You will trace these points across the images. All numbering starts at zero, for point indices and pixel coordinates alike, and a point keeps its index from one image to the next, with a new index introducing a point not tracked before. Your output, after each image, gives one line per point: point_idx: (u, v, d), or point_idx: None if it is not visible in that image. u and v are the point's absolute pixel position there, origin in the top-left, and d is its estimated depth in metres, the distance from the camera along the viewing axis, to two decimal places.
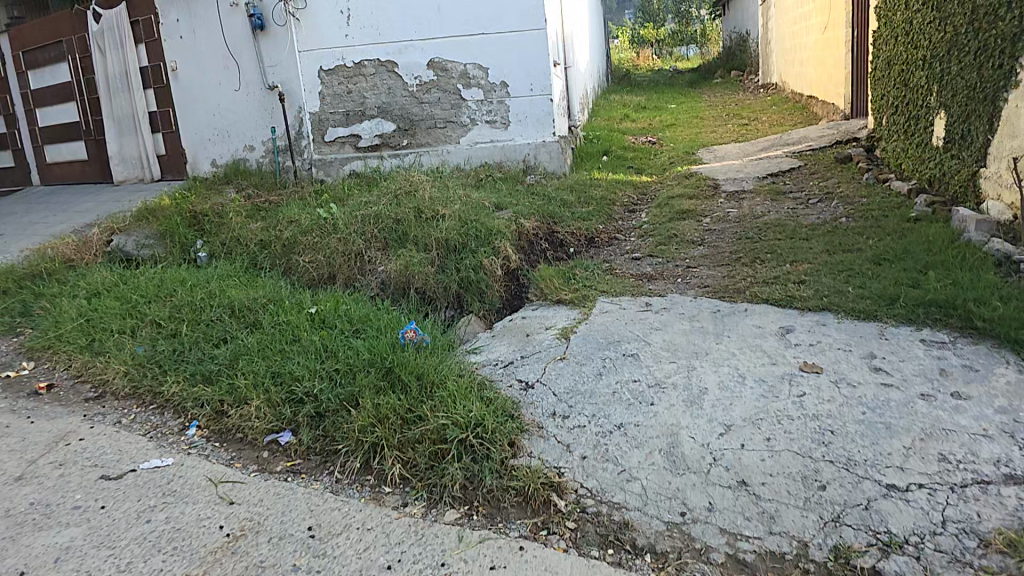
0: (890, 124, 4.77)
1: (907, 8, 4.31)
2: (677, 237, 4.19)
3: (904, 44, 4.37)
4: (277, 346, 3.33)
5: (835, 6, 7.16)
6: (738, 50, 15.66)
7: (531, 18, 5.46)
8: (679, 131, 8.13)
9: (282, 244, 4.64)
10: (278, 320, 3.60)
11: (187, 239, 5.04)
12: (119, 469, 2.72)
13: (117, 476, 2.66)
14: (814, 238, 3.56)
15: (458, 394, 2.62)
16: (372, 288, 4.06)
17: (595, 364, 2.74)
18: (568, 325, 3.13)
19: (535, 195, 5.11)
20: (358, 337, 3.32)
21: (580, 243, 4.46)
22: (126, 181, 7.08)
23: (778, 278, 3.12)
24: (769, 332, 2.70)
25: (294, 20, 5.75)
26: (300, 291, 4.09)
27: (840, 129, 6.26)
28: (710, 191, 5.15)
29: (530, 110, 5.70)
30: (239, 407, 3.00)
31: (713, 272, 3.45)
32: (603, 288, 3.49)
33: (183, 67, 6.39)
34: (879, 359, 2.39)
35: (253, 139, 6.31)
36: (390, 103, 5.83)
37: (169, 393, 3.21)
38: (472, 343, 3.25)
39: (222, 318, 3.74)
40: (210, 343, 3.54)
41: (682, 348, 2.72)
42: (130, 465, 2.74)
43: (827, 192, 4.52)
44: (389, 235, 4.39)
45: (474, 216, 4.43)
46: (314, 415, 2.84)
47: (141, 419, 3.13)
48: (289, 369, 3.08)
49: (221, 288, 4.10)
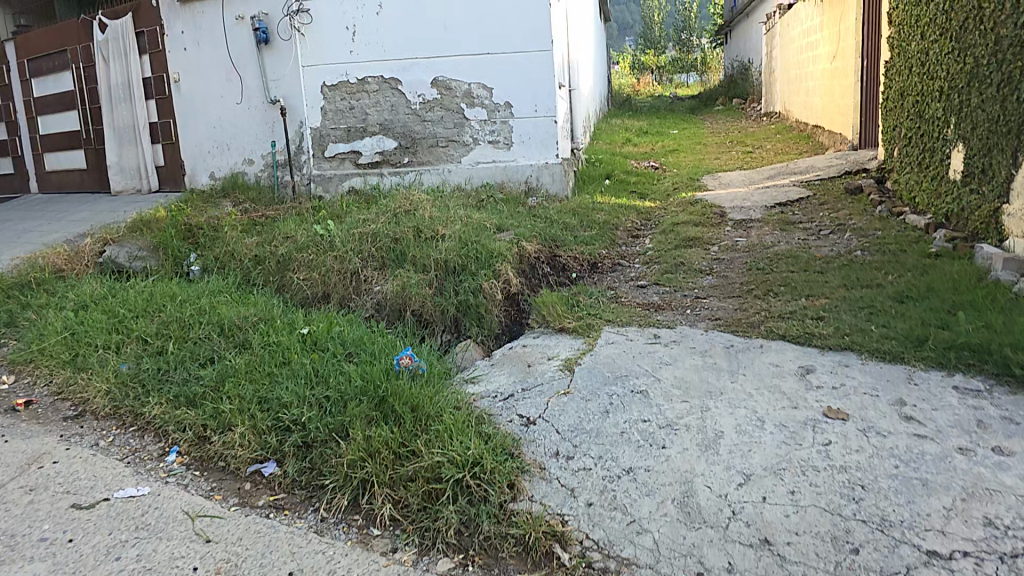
0: (904, 156, 4.67)
1: (922, 38, 4.23)
2: (683, 266, 4.04)
3: (919, 74, 4.28)
4: (265, 368, 3.14)
5: (844, 37, 7.13)
6: (739, 79, 15.75)
7: (539, 39, 5.39)
8: (683, 157, 8.05)
9: (277, 260, 4.48)
10: (268, 341, 3.42)
11: (181, 253, 4.88)
12: (92, 497, 2.52)
13: (89, 506, 2.46)
14: (830, 271, 3.41)
15: (454, 428, 2.43)
16: (367, 310, 3.90)
17: (602, 400, 2.56)
18: (572, 355, 2.96)
19: (537, 218, 4.98)
20: (350, 361, 3.14)
21: (583, 268, 4.31)
22: (124, 191, 6.96)
23: (794, 312, 2.97)
24: (788, 371, 2.53)
25: (299, 34, 5.68)
26: (293, 310, 3.92)
27: (849, 160, 6.18)
28: (717, 219, 5.01)
29: (533, 132, 5.59)
30: (222, 434, 2.81)
31: (724, 304, 3.29)
32: (608, 316, 3.33)
33: (185, 77, 6.31)
34: (910, 407, 2.22)
35: (252, 152, 6.19)
36: (392, 120, 5.73)
37: (151, 415, 3.02)
38: (469, 371, 3.06)
39: (210, 336, 3.55)
40: (197, 363, 3.35)
41: (695, 385, 2.55)
42: (104, 494, 2.54)
43: (840, 224, 4.39)
44: (387, 254, 4.24)
45: (474, 237, 4.29)
46: (301, 445, 2.65)
47: (120, 442, 2.93)
48: (276, 395, 2.89)
49: (212, 305, 3.92)
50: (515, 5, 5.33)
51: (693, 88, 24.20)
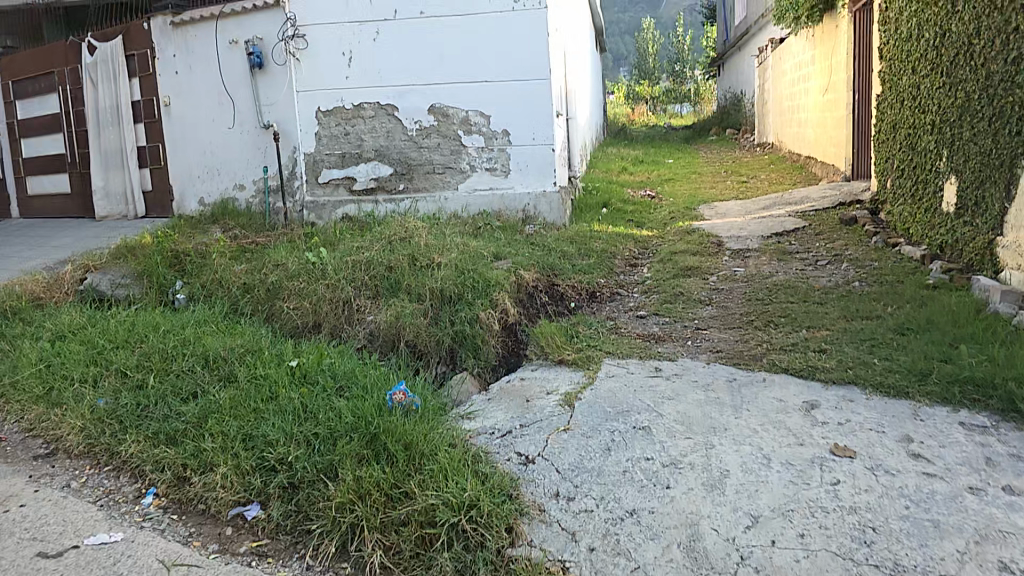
0: (896, 188, 4.72)
1: (913, 72, 4.30)
2: (683, 296, 4.01)
3: (911, 107, 4.34)
4: (251, 403, 3.03)
5: (835, 70, 7.26)
6: (732, 109, 16.02)
7: (534, 69, 5.43)
8: (676, 185, 8.11)
9: (266, 289, 4.39)
10: (254, 374, 3.32)
11: (167, 281, 4.78)
12: (60, 545, 2.38)
13: (57, 554, 2.33)
14: (829, 302, 3.40)
15: (450, 467, 2.34)
16: (360, 341, 3.82)
17: (603, 437, 2.48)
18: (571, 390, 2.89)
19: (534, 246, 4.94)
20: (342, 396, 3.04)
21: (582, 297, 4.26)
22: (109, 217, 6.86)
23: (796, 345, 2.93)
24: (792, 406, 2.47)
25: (294, 60, 5.68)
26: (282, 341, 3.83)
27: (842, 190, 6.24)
28: (713, 249, 5.01)
29: (531, 160, 5.59)
30: (203, 474, 2.69)
31: (725, 336, 3.26)
32: (608, 348, 3.28)
33: (177, 103, 6.28)
34: (917, 444, 2.17)
35: (244, 178, 6.14)
36: (387, 147, 5.71)
37: (127, 454, 2.90)
38: (465, 406, 2.97)
39: (195, 368, 3.44)
40: (179, 398, 3.24)
41: (698, 422, 2.48)
42: (73, 540, 2.40)
43: (836, 254, 4.41)
44: (381, 283, 4.17)
45: (471, 266, 4.24)
46: (287, 485, 2.54)
47: (93, 484, 2.80)
48: (262, 432, 2.79)
49: (197, 335, 3.81)
50: (510, 35, 5.38)
51: (684, 117, 24.61)
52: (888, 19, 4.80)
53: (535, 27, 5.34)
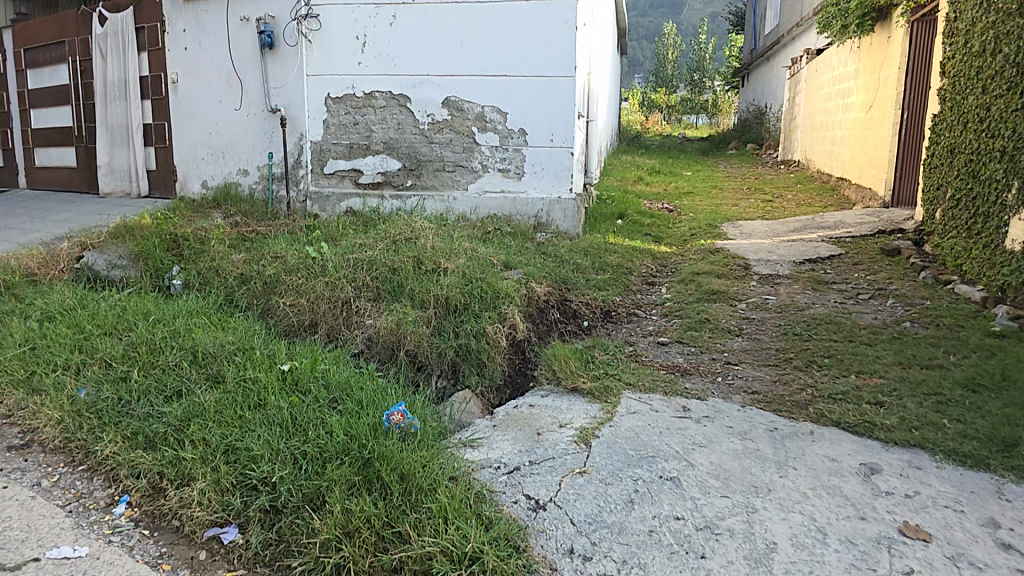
0: (947, 220, 4.62)
1: (984, 92, 4.20)
2: (708, 323, 3.70)
3: (978, 131, 4.21)
4: (236, 412, 2.59)
5: (882, 87, 6.95)
6: (754, 124, 15.68)
7: (564, 66, 5.10)
8: (697, 201, 7.75)
9: (263, 282, 4.06)
10: (244, 375, 2.89)
11: (163, 265, 4.45)
12: (15, 556, 2.01)
13: (14, 567, 1.95)
14: (878, 344, 3.22)
15: (450, 510, 1.99)
16: (357, 346, 3.48)
17: (625, 485, 2.14)
18: (588, 425, 2.55)
19: (546, 256, 4.62)
20: (336, 411, 2.65)
21: (595, 315, 3.93)
22: (112, 193, 6.59)
23: (847, 393, 2.70)
24: (848, 469, 2.18)
25: (306, 41, 5.40)
26: (276, 340, 3.48)
27: (880, 218, 5.93)
28: (740, 272, 4.70)
29: (547, 162, 5.27)
30: (180, 487, 2.28)
31: (760, 373, 2.99)
32: (627, 378, 2.94)
33: (184, 80, 5.99)
34: (1005, 531, 1.87)
35: (248, 162, 5.84)
36: (397, 140, 5.41)
37: (102, 454, 2.47)
38: (467, 432, 2.63)
39: (181, 364, 3.01)
40: (163, 396, 2.79)
41: (736, 477, 2.15)
42: (33, 552, 2.03)
43: (878, 288, 4.23)
44: (383, 285, 3.86)
45: (479, 274, 3.90)
46: (270, 509, 2.16)
47: (65, 484, 2.40)
48: (246, 445, 2.38)
49: (187, 327, 3.41)
50: (538, 27, 5.06)
51: (701, 130, 24.27)
52: (958, 32, 4.68)
53: (568, 19, 5.00)
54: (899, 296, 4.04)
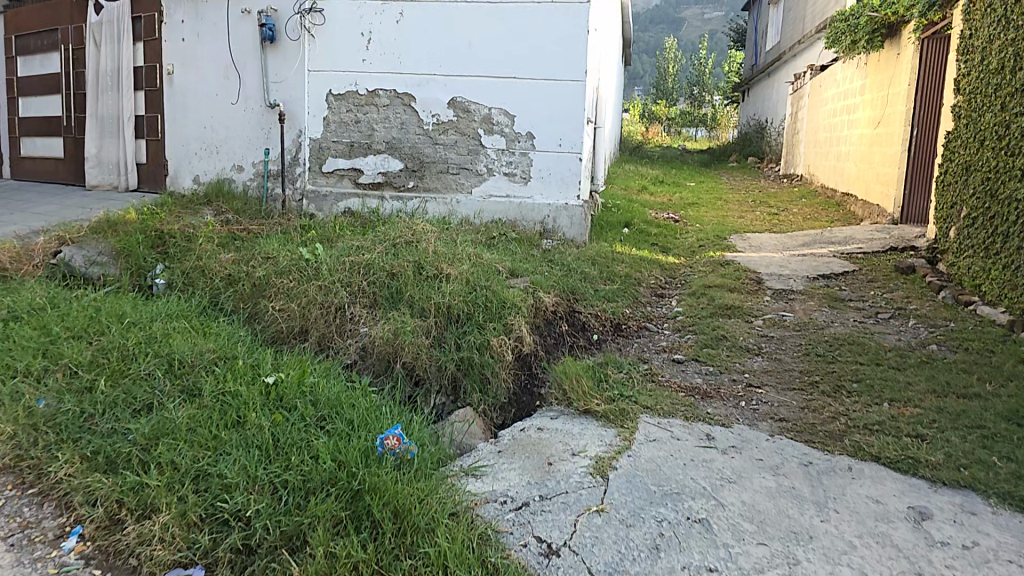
0: (962, 238, 4.45)
1: (1003, 109, 4.03)
2: (726, 340, 3.48)
3: (997, 149, 4.04)
4: (210, 430, 2.35)
5: (890, 104, 6.75)
6: (755, 138, 15.55)
7: (573, 70, 4.90)
8: (703, 211, 7.56)
9: (252, 285, 3.82)
10: (222, 388, 2.65)
11: (146, 263, 4.20)
12: None
13: None
14: (908, 369, 3.01)
15: (450, 555, 1.76)
16: (350, 356, 3.25)
17: (649, 528, 1.91)
18: (604, 453, 2.31)
19: (553, 264, 4.40)
20: (324, 432, 2.42)
21: (606, 329, 3.70)
22: (99, 186, 6.30)
23: (885, 423, 2.47)
24: (895, 514, 1.97)
25: (309, 36, 5.17)
26: (261, 348, 3.23)
27: (893, 234, 5.75)
28: (753, 286, 4.49)
29: (554, 167, 5.05)
30: (141, 519, 2.03)
31: (788, 399, 2.76)
32: (644, 401, 2.71)
33: (180, 72, 5.72)
34: None
35: (242, 158, 5.59)
36: (400, 139, 5.18)
37: (55, 477, 2.21)
38: (469, 458, 2.40)
39: (154, 373, 2.77)
40: (130, 410, 2.55)
41: (773, 521, 1.93)
42: None
43: (898, 307, 4.03)
44: (380, 291, 3.62)
45: (484, 281, 3.67)
46: (242, 548, 1.92)
47: (7, 512, 2.13)
48: (219, 472, 2.13)
49: (165, 333, 3.16)
50: (548, 30, 4.85)
51: (700, 141, 24.18)
52: (974, 50, 4.50)
53: (578, 22, 4.80)
54: (920, 316, 3.83)
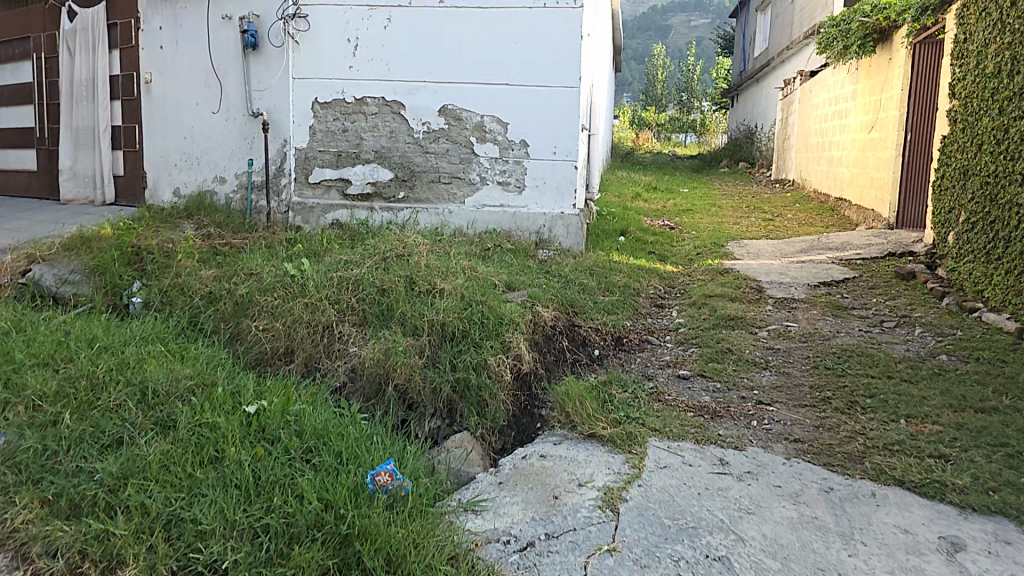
0: (962, 242, 4.37)
1: (1000, 113, 3.96)
2: (731, 354, 3.36)
3: (996, 153, 3.96)
4: (185, 469, 2.26)
5: (883, 107, 6.69)
6: (745, 143, 15.54)
7: (564, 77, 4.79)
8: (697, 218, 7.48)
9: (234, 303, 3.65)
10: (198, 419, 2.53)
11: (121, 281, 4.02)
12: None
13: None
14: (920, 381, 2.90)
15: None
16: (339, 379, 3.09)
17: (665, 569, 1.78)
18: (611, 483, 2.19)
19: (549, 275, 4.27)
20: (309, 469, 2.31)
21: (606, 343, 3.57)
22: (74, 201, 6.08)
23: (905, 441, 2.36)
24: (926, 545, 1.85)
25: (293, 42, 5.02)
26: (243, 374, 3.08)
27: (890, 238, 5.69)
28: (754, 295, 4.39)
29: (550, 176, 4.94)
30: (106, 572, 1.91)
31: (802, 417, 2.64)
32: (652, 423, 2.58)
33: (159, 80, 5.54)
34: None
35: (225, 169, 5.42)
36: (389, 148, 5.03)
37: (9, 526, 2.05)
38: (469, 491, 2.27)
39: (125, 405, 2.62)
40: (98, 445, 2.42)
41: (797, 557, 1.81)
42: None
43: (902, 315, 3.94)
44: (370, 308, 3.46)
45: (479, 296, 3.53)
46: None
47: None
48: (194, 516, 2.04)
49: (138, 358, 3.01)
50: (537, 35, 4.74)
51: (691, 147, 24.21)
52: (969, 54, 4.46)
53: (568, 27, 4.70)
54: (926, 324, 3.74)
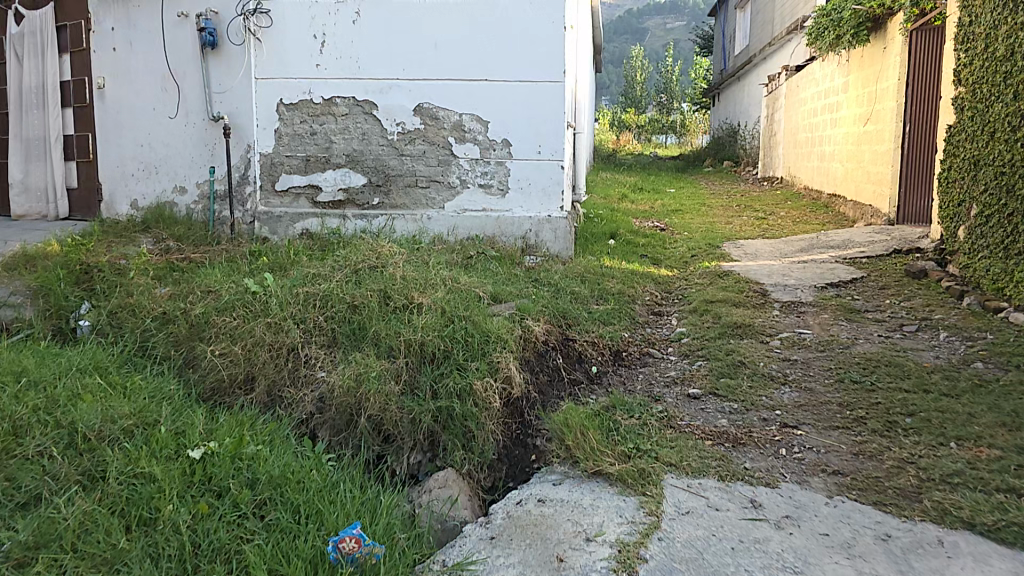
0: (975, 237, 4.09)
1: (1016, 97, 3.68)
2: (745, 367, 3.01)
3: (1011, 141, 3.68)
4: (108, 536, 1.85)
5: (878, 99, 6.46)
6: (729, 143, 15.33)
7: (547, 70, 4.45)
8: (688, 218, 7.18)
9: (189, 325, 3.22)
10: (132, 469, 2.11)
11: (67, 302, 3.56)
12: None
13: None
14: (960, 396, 2.57)
15: None
16: (305, 411, 2.70)
17: None
18: (626, 537, 1.82)
19: (538, 284, 3.91)
20: (263, 532, 1.92)
21: (605, 358, 3.21)
22: (26, 217, 5.50)
23: (964, 472, 2.02)
24: None
25: (254, 40, 4.63)
26: (193, 408, 2.67)
27: (893, 235, 5.42)
28: (759, 299, 4.06)
29: (534, 177, 4.59)
30: None
31: (837, 442, 2.30)
32: (669, 456, 2.21)
33: (110, 82, 5.09)
34: None
35: (186, 178, 4.99)
36: (362, 152, 4.65)
37: None
38: (456, 550, 1.88)
39: (50, 454, 2.19)
40: (11, 505, 1.99)
41: None
42: None
43: (921, 317, 3.63)
44: (340, 326, 3.07)
45: (462, 310, 3.15)
46: None
47: None
48: None
49: (73, 394, 2.58)
50: (516, 27, 4.41)
51: (670, 148, 24.02)
52: (976, 37, 4.20)
53: (548, 16, 4.37)
54: (950, 327, 3.43)
